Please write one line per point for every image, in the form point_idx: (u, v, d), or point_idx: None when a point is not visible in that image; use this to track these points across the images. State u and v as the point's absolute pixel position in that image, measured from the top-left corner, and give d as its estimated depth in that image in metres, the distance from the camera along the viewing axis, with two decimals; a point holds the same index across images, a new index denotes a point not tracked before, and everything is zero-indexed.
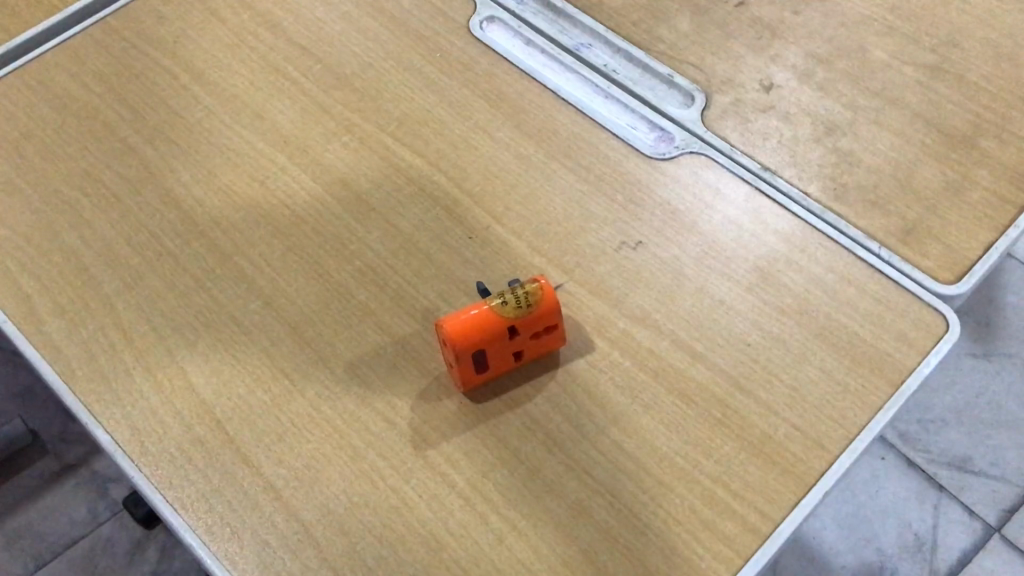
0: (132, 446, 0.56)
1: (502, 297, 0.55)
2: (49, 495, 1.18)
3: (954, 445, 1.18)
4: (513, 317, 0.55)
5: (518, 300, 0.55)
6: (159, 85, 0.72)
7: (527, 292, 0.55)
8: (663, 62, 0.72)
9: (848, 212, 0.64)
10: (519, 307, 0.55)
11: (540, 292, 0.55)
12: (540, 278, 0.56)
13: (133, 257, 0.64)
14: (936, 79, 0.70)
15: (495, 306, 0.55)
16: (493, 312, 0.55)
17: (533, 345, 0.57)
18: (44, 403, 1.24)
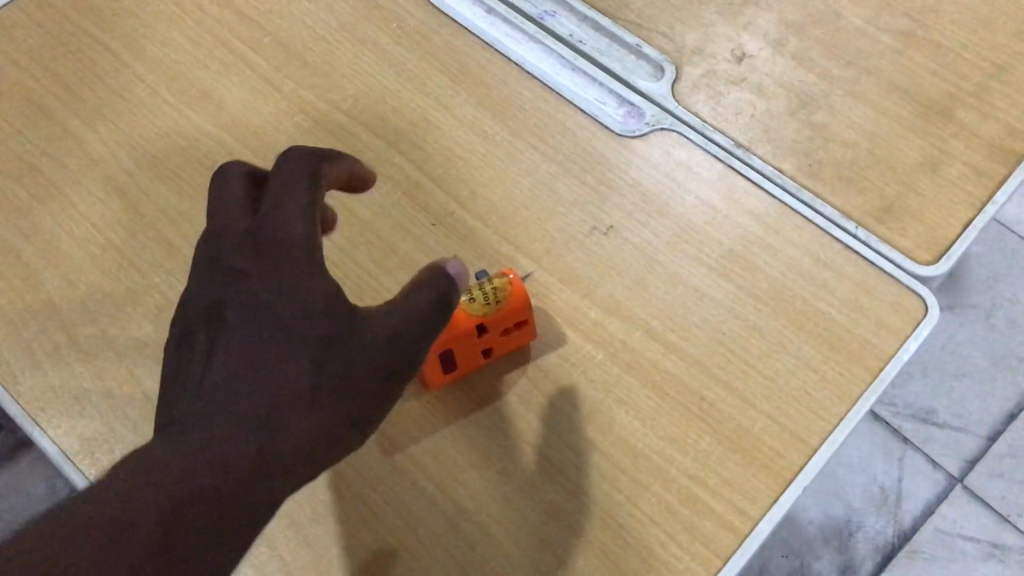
0: (82, 457, 0.54)
1: (470, 294, 0.54)
2: (5, 473, 1.15)
3: (918, 396, 1.11)
4: (480, 314, 0.54)
5: (486, 296, 0.54)
6: (98, 63, 0.68)
7: (496, 288, 0.54)
8: (632, 32, 0.69)
9: (823, 190, 0.61)
10: (487, 304, 0.54)
11: (508, 288, 0.54)
12: (511, 274, 0.55)
13: (75, 252, 0.60)
14: (914, 45, 0.66)
15: (462, 303, 0.54)
16: (460, 309, 0.54)
17: (501, 343, 0.55)
18: None
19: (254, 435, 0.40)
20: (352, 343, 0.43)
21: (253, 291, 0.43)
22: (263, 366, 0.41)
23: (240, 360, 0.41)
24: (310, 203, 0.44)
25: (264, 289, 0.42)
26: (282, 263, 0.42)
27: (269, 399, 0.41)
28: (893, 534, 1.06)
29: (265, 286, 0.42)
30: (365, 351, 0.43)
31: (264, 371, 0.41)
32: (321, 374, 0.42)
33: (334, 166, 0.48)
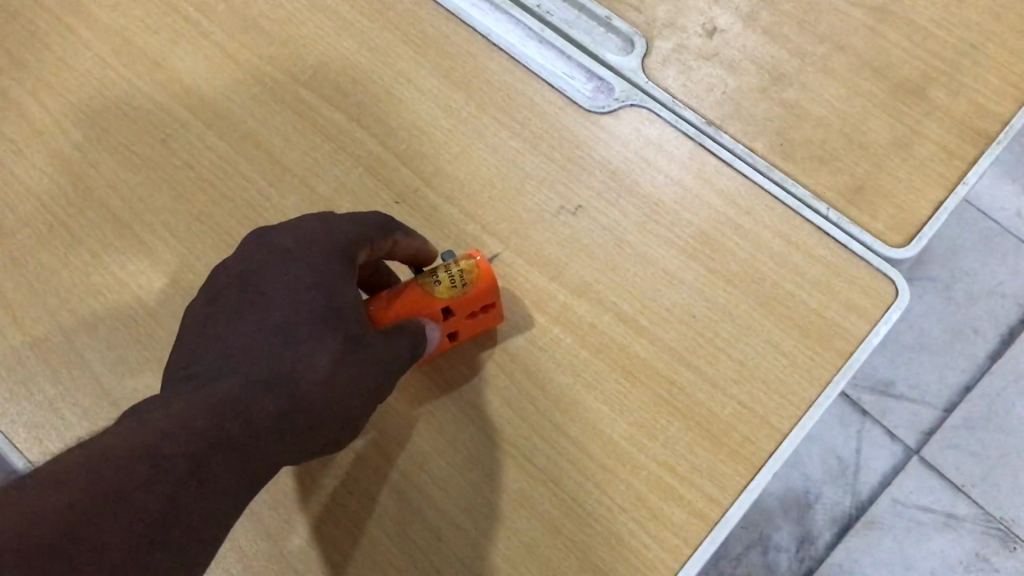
0: (31, 445, 0.52)
1: (435, 275, 0.51)
2: None
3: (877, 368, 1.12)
4: (447, 296, 0.51)
5: (451, 279, 0.51)
6: (41, 29, 0.64)
7: (463, 271, 0.51)
8: (601, 3, 0.67)
9: (795, 169, 0.60)
10: (453, 288, 0.51)
11: (475, 271, 0.51)
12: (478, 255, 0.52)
13: (20, 230, 0.57)
14: (886, 21, 0.65)
15: (427, 284, 0.51)
16: (425, 291, 0.51)
17: (465, 325, 0.53)
18: None
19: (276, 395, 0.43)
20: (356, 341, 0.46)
21: (285, 269, 0.47)
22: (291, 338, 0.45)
23: (273, 325, 0.45)
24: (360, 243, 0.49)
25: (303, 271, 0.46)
26: (316, 258, 0.47)
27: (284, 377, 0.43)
28: (852, 504, 1.07)
29: (301, 267, 0.46)
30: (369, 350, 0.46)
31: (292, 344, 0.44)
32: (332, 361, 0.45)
33: (410, 240, 0.52)
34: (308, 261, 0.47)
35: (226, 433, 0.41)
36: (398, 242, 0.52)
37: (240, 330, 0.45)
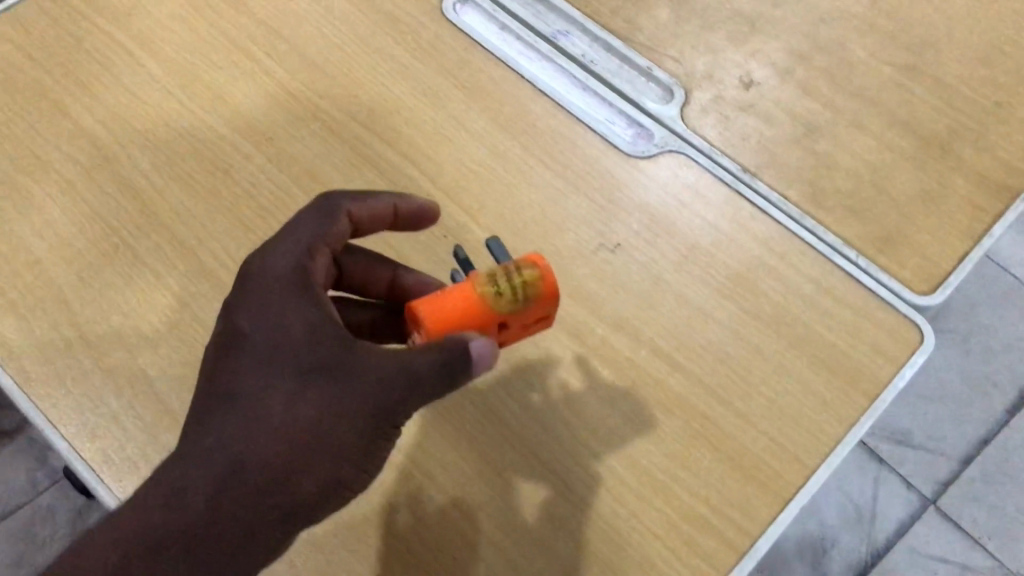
0: (92, 454, 0.54)
1: (495, 285, 0.45)
2: None
3: (896, 417, 1.13)
4: (505, 310, 0.45)
5: (514, 292, 0.45)
6: (113, 61, 0.68)
7: (528, 283, 0.45)
8: (643, 54, 0.70)
9: (826, 218, 0.63)
10: (515, 302, 0.45)
11: (539, 287, 0.45)
12: (543, 264, 0.46)
13: (87, 249, 0.61)
14: (916, 80, 0.68)
15: (485, 295, 0.45)
16: (482, 303, 0.45)
17: (517, 334, 0.48)
18: None
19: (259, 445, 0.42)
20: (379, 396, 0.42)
21: (249, 311, 0.45)
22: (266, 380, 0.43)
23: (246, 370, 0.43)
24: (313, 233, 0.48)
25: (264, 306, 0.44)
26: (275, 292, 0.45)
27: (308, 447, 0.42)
28: (867, 552, 1.08)
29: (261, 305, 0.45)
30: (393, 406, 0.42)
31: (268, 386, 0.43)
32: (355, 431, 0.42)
33: (363, 206, 0.51)
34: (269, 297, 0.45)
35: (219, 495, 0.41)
36: (349, 210, 0.50)
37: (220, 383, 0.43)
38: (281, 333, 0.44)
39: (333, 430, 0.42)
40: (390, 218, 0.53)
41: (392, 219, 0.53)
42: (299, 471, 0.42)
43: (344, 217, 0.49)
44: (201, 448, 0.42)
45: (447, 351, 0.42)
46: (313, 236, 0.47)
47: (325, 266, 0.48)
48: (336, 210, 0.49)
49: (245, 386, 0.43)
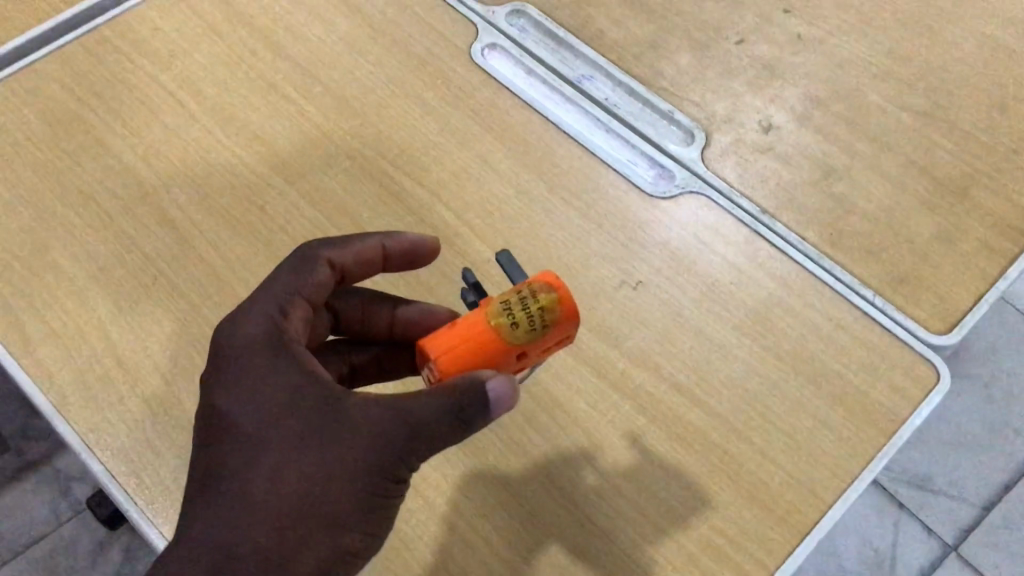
0: (127, 477, 0.56)
1: (509, 315, 0.44)
2: (9, 494, 1.13)
3: (916, 462, 1.13)
4: (521, 340, 0.44)
5: (530, 321, 0.44)
6: (154, 100, 0.71)
7: (545, 310, 0.44)
8: (664, 98, 0.72)
9: (844, 259, 0.64)
10: (532, 331, 0.44)
11: (556, 313, 0.44)
12: (561, 287, 0.44)
13: (127, 280, 0.63)
14: (932, 125, 0.70)
15: (499, 328, 0.44)
16: (496, 336, 0.44)
17: (540, 358, 0.46)
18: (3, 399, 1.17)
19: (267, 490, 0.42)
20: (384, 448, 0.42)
21: (243, 364, 0.45)
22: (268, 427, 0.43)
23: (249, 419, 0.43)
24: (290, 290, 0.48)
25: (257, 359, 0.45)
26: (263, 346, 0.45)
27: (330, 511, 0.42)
28: None
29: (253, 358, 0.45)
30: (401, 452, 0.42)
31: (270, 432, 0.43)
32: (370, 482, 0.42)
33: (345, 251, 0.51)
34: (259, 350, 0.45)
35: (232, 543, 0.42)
36: (327, 258, 0.50)
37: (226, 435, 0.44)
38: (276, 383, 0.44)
39: (340, 471, 0.42)
40: (381, 259, 0.53)
41: (383, 259, 0.53)
42: (313, 512, 0.42)
43: (325, 266, 0.50)
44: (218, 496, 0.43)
45: (455, 397, 0.42)
46: (291, 293, 0.48)
47: (303, 319, 0.48)
48: (316, 259, 0.49)
49: (249, 433, 0.43)
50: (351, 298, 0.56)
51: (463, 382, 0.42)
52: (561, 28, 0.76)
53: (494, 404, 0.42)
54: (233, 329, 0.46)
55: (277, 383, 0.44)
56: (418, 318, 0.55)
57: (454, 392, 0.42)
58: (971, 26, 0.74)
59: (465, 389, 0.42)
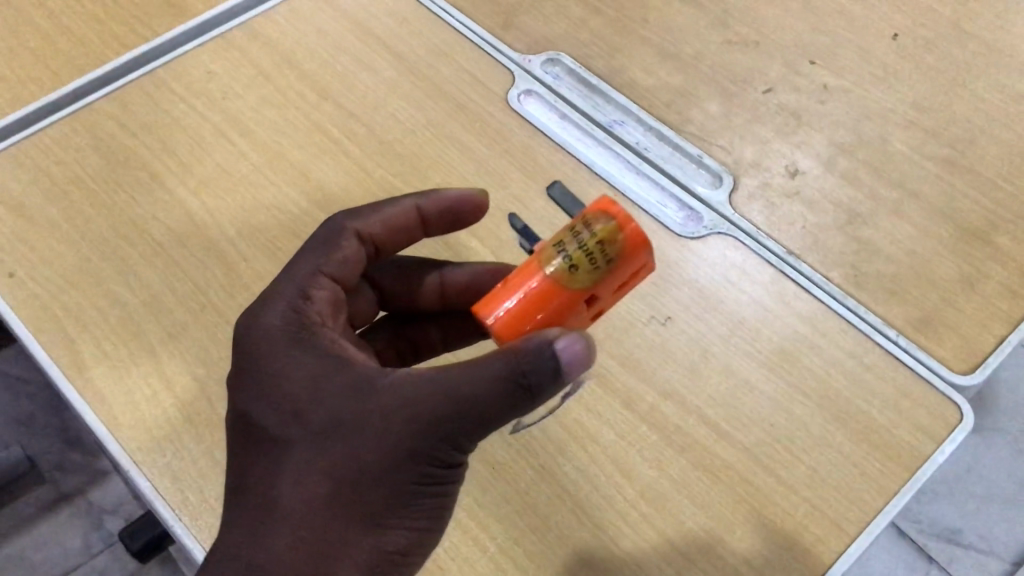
0: (172, 494, 0.58)
1: (567, 258, 0.43)
2: (43, 523, 1.15)
3: (946, 516, 1.12)
4: (586, 281, 0.43)
5: (592, 258, 0.43)
6: (206, 139, 0.74)
7: (606, 244, 0.42)
8: (694, 142, 0.75)
9: (868, 299, 0.66)
10: (596, 270, 0.43)
11: (619, 244, 0.42)
12: (621, 216, 0.43)
13: (177, 307, 0.66)
14: (955, 173, 0.72)
15: (559, 273, 0.43)
16: (557, 283, 0.43)
17: (613, 297, 0.45)
18: (44, 431, 1.19)
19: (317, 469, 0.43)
20: (427, 444, 0.43)
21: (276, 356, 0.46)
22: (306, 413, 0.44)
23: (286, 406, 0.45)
24: (319, 265, 0.51)
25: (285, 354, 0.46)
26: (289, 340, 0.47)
27: (386, 508, 0.44)
28: None
29: (281, 352, 0.46)
30: (447, 444, 0.43)
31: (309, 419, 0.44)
32: (419, 476, 0.44)
33: (372, 217, 0.55)
34: (288, 344, 0.47)
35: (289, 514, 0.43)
36: (354, 228, 0.54)
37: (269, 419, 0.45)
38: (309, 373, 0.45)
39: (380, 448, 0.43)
40: (415, 221, 0.57)
41: (416, 222, 0.57)
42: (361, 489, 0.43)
43: (354, 237, 0.54)
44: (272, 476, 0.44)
45: (516, 361, 0.42)
46: (320, 267, 0.51)
47: (334, 289, 0.52)
48: (340, 232, 0.53)
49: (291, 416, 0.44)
50: (386, 270, 0.60)
51: (526, 344, 0.42)
52: (595, 76, 0.79)
53: (562, 363, 0.42)
54: (252, 323, 0.48)
55: (305, 372, 0.45)
56: (459, 279, 0.59)
57: (515, 357, 0.42)
58: (994, 79, 0.76)
59: (531, 347, 0.42)
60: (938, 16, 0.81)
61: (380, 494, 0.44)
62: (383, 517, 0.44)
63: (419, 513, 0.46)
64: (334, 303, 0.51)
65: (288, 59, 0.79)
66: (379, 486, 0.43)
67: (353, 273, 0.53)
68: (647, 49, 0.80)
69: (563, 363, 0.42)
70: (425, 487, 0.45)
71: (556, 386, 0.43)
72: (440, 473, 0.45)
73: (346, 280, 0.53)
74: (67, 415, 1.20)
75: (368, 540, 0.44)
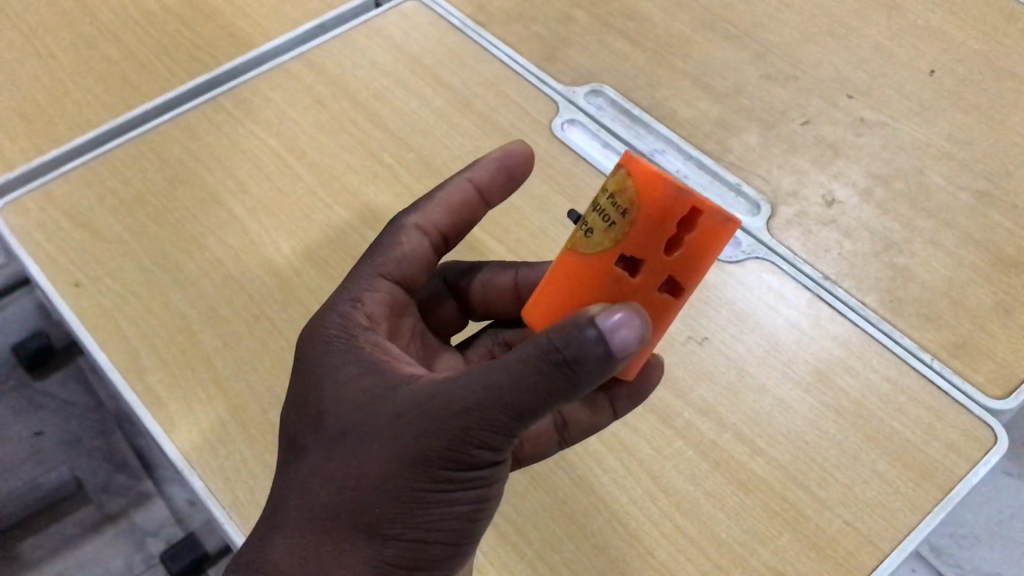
0: (224, 494, 0.61)
1: (593, 226, 0.43)
2: (87, 545, 1.15)
3: (988, 562, 1.06)
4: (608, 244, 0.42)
5: (607, 220, 0.42)
6: (264, 161, 0.78)
7: (616, 196, 0.41)
8: (733, 171, 0.77)
9: (902, 323, 0.67)
10: (615, 225, 0.42)
11: (627, 194, 0.41)
12: (628, 160, 0.41)
13: (233, 317, 0.69)
14: (989, 205, 0.73)
15: (587, 243, 0.43)
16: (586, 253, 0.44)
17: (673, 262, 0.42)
18: (89, 452, 1.20)
19: (338, 461, 0.45)
20: (441, 442, 0.43)
21: (319, 360, 0.50)
22: (336, 409, 0.47)
23: (322, 403, 0.48)
24: (374, 268, 0.55)
25: (328, 358, 0.49)
26: (332, 345, 0.50)
27: (392, 516, 0.44)
28: None
29: (324, 355, 0.50)
30: (453, 448, 0.43)
31: (338, 415, 0.46)
32: (427, 481, 0.44)
33: (431, 206, 0.57)
34: (331, 348, 0.50)
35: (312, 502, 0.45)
36: (413, 223, 0.56)
37: (306, 414, 0.48)
38: (346, 375, 0.48)
39: (394, 445, 0.44)
40: (475, 195, 0.58)
41: (480, 198, 0.59)
42: (374, 485, 0.44)
43: (414, 231, 0.56)
44: (301, 469, 0.46)
45: (549, 341, 0.40)
46: (375, 271, 0.55)
47: (388, 291, 0.55)
48: (399, 230, 0.56)
49: (325, 411, 0.47)
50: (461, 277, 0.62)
51: (565, 322, 0.41)
52: (636, 106, 0.82)
53: (603, 337, 0.40)
54: (309, 327, 0.52)
55: (341, 374, 0.48)
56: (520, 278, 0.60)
57: (547, 335, 0.41)
58: None
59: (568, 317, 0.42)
60: (975, 54, 0.82)
61: (385, 500, 0.44)
62: (389, 527, 0.44)
63: (436, 522, 0.45)
64: (387, 304, 0.55)
65: (342, 88, 0.83)
66: (382, 491, 0.44)
67: (413, 266, 0.56)
68: (688, 82, 0.83)
69: (607, 339, 0.40)
70: (437, 494, 0.44)
71: (600, 369, 0.40)
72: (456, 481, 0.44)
73: (407, 274, 0.56)
74: (113, 439, 1.22)
75: (371, 548, 0.44)
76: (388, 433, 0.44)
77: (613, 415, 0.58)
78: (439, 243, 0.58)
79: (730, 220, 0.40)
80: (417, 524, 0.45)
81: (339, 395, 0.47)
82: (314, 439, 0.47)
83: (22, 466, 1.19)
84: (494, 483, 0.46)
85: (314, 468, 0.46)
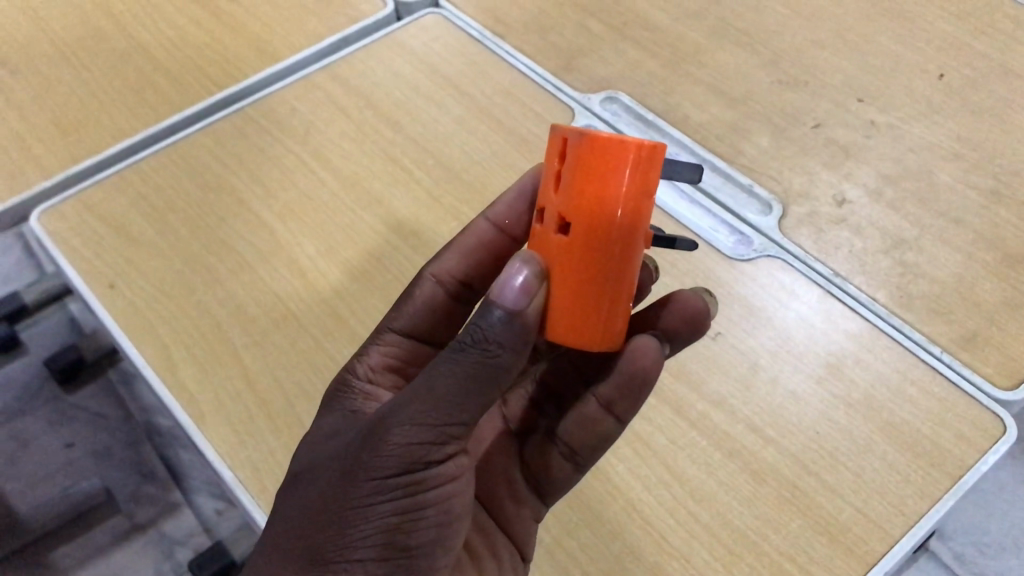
0: (251, 483, 0.63)
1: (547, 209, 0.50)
2: (117, 553, 1.17)
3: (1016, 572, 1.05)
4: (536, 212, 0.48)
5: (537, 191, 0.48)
6: (290, 167, 0.81)
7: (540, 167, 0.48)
8: (745, 174, 0.79)
9: (914, 318, 0.68)
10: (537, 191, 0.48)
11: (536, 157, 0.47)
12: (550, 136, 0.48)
13: (261, 316, 0.71)
14: (998, 203, 0.74)
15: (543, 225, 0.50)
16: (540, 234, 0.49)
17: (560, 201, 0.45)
18: (119, 462, 1.23)
19: (305, 493, 0.48)
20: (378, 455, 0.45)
21: (323, 409, 0.56)
22: (315, 450, 0.51)
23: (309, 449, 0.52)
24: (388, 324, 0.60)
25: (326, 409, 0.55)
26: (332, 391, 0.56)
27: (328, 538, 0.46)
28: None
29: (328, 404, 0.56)
30: (386, 458, 0.45)
31: (315, 454, 0.50)
32: (369, 497, 0.45)
33: (446, 255, 0.60)
34: (333, 393, 0.56)
35: (281, 533, 0.48)
36: (431, 273, 0.60)
37: (294, 460, 0.52)
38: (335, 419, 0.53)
39: (343, 466, 0.46)
40: (496, 236, 0.60)
41: (499, 235, 0.61)
42: (326, 507, 0.46)
43: (427, 281, 0.60)
44: (280, 506, 0.50)
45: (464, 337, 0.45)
46: (390, 326, 0.60)
47: (398, 343, 0.59)
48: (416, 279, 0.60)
49: (308, 453, 0.51)
50: None
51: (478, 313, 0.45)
52: (651, 112, 0.84)
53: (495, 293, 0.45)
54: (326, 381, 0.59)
55: (333, 418, 0.54)
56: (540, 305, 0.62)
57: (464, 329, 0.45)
58: None
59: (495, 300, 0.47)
60: (983, 58, 0.84)
61: (331, 525, 0.46)
62: (331, 550, 0.45)
63: (388, 545, 0.46)
64: (398, 356, 0.59)
65: (365, 97, 0.86)
66: (324, 515, 0.46)
67: (428, 317, 0.60)
68: (701, 88, 0.85)
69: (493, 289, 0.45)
70: (373, 509, 0.45)
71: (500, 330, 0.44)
72: (399, 495, 0.45)
73: (420, 322, 0.60)
74: (142, 449, 1.24)
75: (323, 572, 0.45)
76: (344, 457, 0.47)
77: (620, 422, 0.56)
78: (464, 290, 0.61)
79: (582, 137, 0.44)
80: (363, 548, 0.45)
81: (318, 439, 0.51)
82: (294, 479, 0.51)
83: (57, 476, 1.22)
84: (439, 503, 0.47)
85: (288, 505, 0.49)
